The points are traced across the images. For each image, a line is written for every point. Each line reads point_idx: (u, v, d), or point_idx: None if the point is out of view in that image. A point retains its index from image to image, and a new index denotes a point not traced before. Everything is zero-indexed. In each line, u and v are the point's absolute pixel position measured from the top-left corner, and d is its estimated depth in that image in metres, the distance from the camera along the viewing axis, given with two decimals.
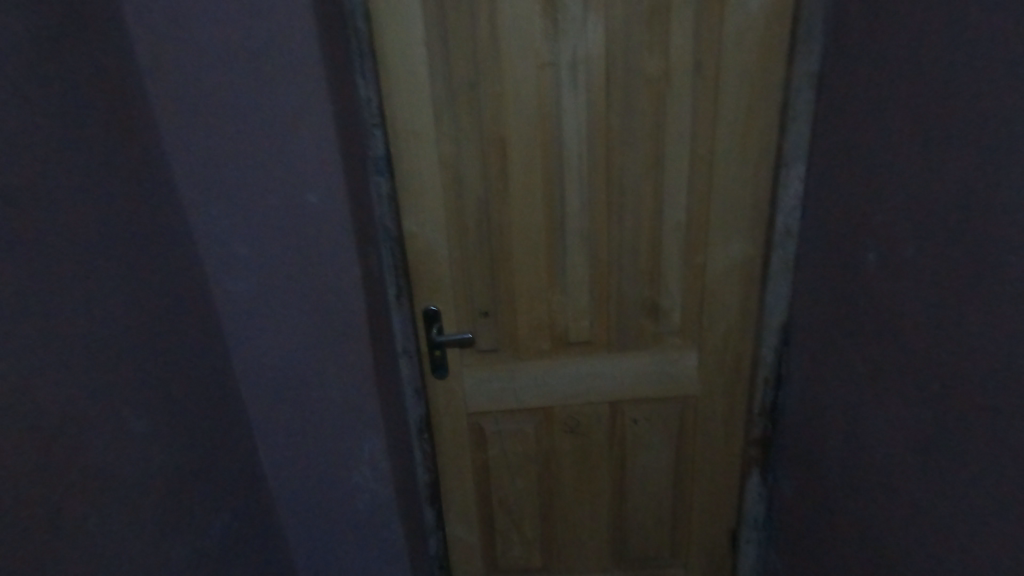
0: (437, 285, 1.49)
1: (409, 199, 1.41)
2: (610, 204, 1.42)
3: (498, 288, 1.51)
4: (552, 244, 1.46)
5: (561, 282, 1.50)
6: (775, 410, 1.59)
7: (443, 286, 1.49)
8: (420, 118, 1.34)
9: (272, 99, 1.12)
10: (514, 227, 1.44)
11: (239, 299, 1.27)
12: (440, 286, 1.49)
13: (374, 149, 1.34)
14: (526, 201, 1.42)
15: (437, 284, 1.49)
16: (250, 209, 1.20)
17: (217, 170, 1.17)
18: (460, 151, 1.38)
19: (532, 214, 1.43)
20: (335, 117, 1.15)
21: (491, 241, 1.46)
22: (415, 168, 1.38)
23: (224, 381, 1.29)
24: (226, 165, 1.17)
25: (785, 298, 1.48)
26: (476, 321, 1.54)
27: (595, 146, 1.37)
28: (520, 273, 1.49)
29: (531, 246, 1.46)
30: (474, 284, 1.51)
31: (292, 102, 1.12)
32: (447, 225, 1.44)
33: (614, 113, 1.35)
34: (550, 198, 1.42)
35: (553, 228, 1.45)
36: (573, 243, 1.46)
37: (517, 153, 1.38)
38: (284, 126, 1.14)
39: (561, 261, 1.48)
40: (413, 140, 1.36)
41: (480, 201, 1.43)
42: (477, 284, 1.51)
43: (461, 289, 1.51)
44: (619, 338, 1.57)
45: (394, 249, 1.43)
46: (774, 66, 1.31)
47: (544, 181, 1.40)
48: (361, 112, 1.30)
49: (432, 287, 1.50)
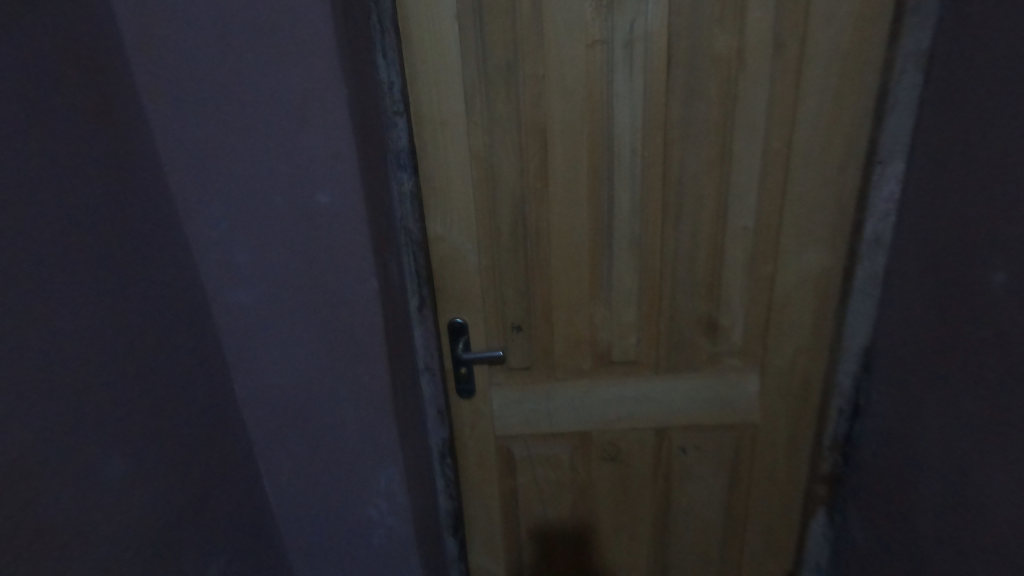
0: (465, 294, 1.32)
1: (436, 198, 1.23)
2: (666, 206, 1.23)
3: (534, 300, 1.34)
4: (597, 250, 1.28)
5: (606, 294, 1.32)
6: (849, 444, 1.38)
7: (472, 296, 1.33)
8: (451, 106, 1.16)
9: (277, 81, 0.93)
10: (554, 231, 1.27)
11: (240, 314, 1.10)
12: (469, 295, 1.33)
13: (398, 140, 1.17)
14: (569, 201, 1.24)
15: (466, 293, 1.32)
16: (251, 210, 1.02)
17: (215, 164, 0.99)
18: (494, 143, 1.20)
19: (576, 217, 1.25)
20: (348, 102, 0.96)
21: (527, 246, 1.29)
22: (443, 162, 1.21)
23: (227, 404, 1.13)
24: (224, 159, 0.98)
25: (870, 317, 1.27)
26: (507, 335, 1.37)
27: (652, 139, 1.18)
28: (560, 282, 1.31)
29: (574, 252, 1.28)
30: (508, 293, 1.33)
31: (298, 84, 0.93)
32: (478, 228, 1.27)
33: (675, 100, 1.15)
34: (597, 199, 1.24)
35: (599, 232, 1.26)
36: (621, 250, 1.27)
37: (561, 146, 1.19)
38: (288, 113, 0.95)
39: (606, 271, 1.30)
40: (441, 130, 1.18)
41: (517, 201, 1.25)
42: (510, 295, 1.33)
43: (492, 300, 1.34)
44: (670, 358, 1.38)
45: (419, 255, 1.25)
46: (871, 44, 1.10)
47: (591, 178, 1.22)
48: (384, 98, 1.13)
49: (459, 296, 1.33)
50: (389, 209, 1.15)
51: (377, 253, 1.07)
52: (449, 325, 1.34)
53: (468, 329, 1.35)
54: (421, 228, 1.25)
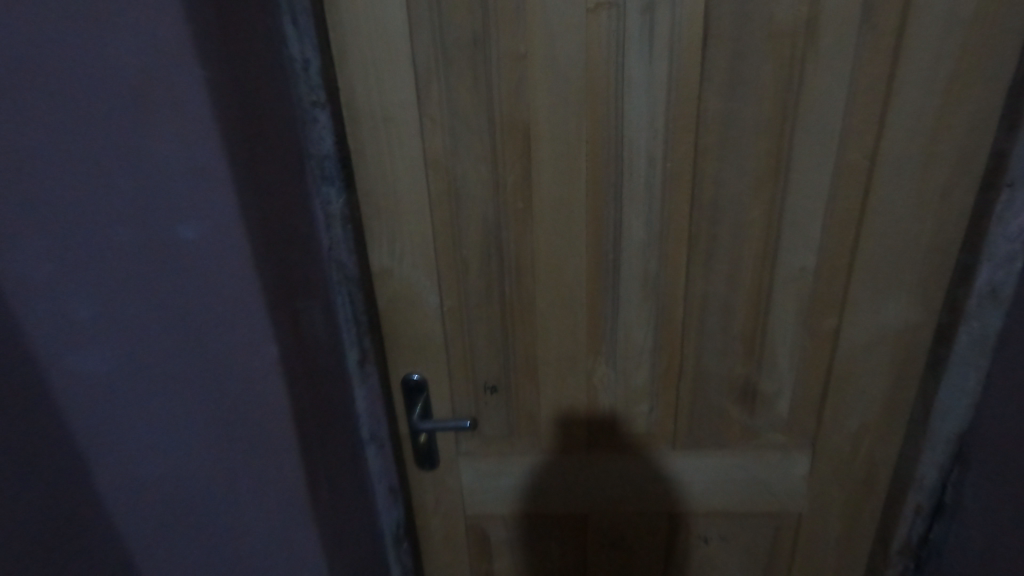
0: (423, 344, 1.01)
1: (381, 220, 0.92)
2: (694, 237, 0.90)
3: (513, 352, 1.02)
4: (597, 292, 0.95)
5: (608, 348, 0.99)
6: (925, 553, 1.03)
7: (432, 346, 1.01)
8: (396, 95, 0.84)
9: (103, 45, 0.55)
10: (540, 267, 0.94)
11: (97, 401, 0.68)
12: (428, 346, 1.01)
13: (320, 142, 0.83)
14: (561, 227, 0.91)
15: (423, 343, 1.01)
16: (78, 257, 0.62)
17: (16, 171, 0.57)
18: (458, 148, 0.87)
19: (571, 248, 0.92)
20: (214, 86, 0.59)
21: (504, 285, 0.96)
22: (388, 173, 0.89)
23: (82, 533, 0.68)
24: (32, 163, 0.58)
25: (971, 396, 0.91)
26: (478, 396, 1.05)
27: (679, 145, 0.84)
28: (548, 332, 0.99)
29: (566, 295, 0.96)
30: (478, 345, 1.01)
31: (128, 58, 0.56)
32: (438, 260, 0.95)
33: (713, 91, 0.81)
34: (599, 226, 0.90)
35: (600, 270, 0.93)
36: (630, 294, 0.94)
37: (550, 154, 0.86)
38: (118, 102, 0.57)
39: (609, 319, 0.97)
40: (384, 129, 0.86)
41: (490, 227, 0.92)
42: (481, 346, 1.01)
43: (459, 353, 1.02)
44: (691, 430, 1.05)
45: (357, 296, 0.93)
46: (1008, 11, 0.75)
47: (590, 198, 0.88)
48: (293, 80, 0.78)
49: (415, 347, 1.01)
50: (306, 239, 0.81)
51: (277, 311, 0.71)
52: (402, 382, 1.04)
53: (427, 388, 1.04)
54: (357, 255, 0.91)
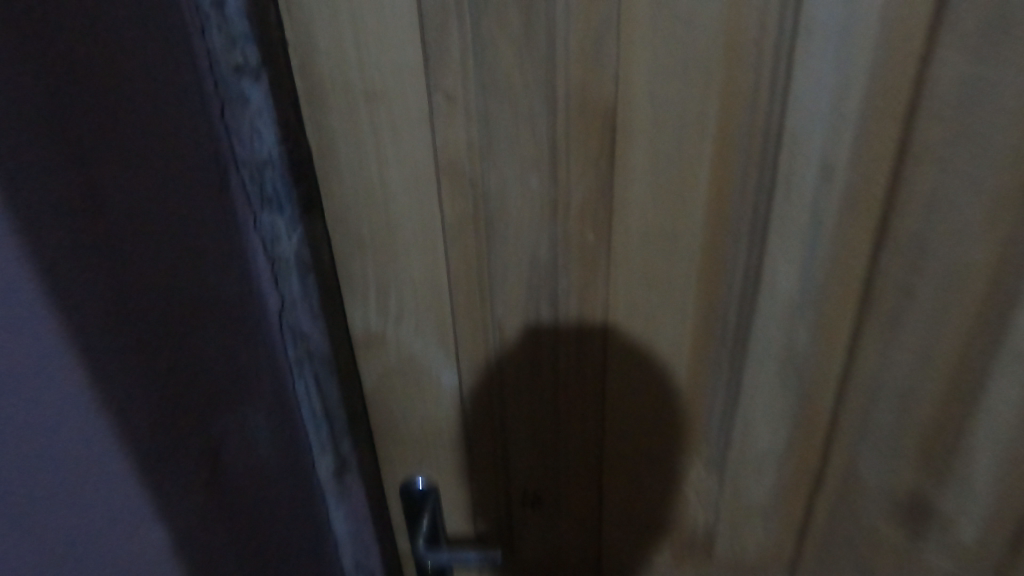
0: (433, 437, 0.67)
1: (366, 260, 0.57)
2: (875, 291, 0.55)
3: (567, 448, 0.68)
4: (702, 365, 0.62)
5: (711, 443, 0.67)
6: None
7: (444, 441, 0.67)
8: (388, 53, 0.48)
9: None
10: (617, 328, 0.61)
11: None
12: (439, 440, 0.67)
13: (257, 140, 0.47)
14: (654, 270, 0.57)
15: (432, 435, 0.67)
16: None
17: None
18: (493, 145, 0.51)
19: (666, 302, 0.59)
20: None
21: (558, 355, 0.62)
22: (376, 184, 0.53)
23: None
24: None
25: None
26: (511, 506, 0.72)
27: (873, 143, 0.49)
28: (623, 420, 0.66)
29: (654, 369, 0.63)
30: (513, 438, 0.67)
31: None
32: (456, 320, 0.60)
33: (958, 48, 0.45)
34: (719, 270, 0.56)
35: (711, 334, 0.60)
36: (756, 371, 0.61)
37: (648, 154, 0.52)
38: None
39: (716, 403, 0.64)
40: (368, 112, 0.50)
41: (540, 271, 0.57)
42: (518, 440, 0.68)
43: (485, 450, 0.68)
44: (824, 558, 0.72)
45: (329, 382, 0.58)
46: None
47: (709, 227, 0.54)
48: (189, 30, 0.43)
49: (419, 441, 0.67)
50: (234, 307, 0.48)
51: (169, 451, 0.39)
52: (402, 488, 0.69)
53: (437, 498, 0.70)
54: (326, 319, 0.56)
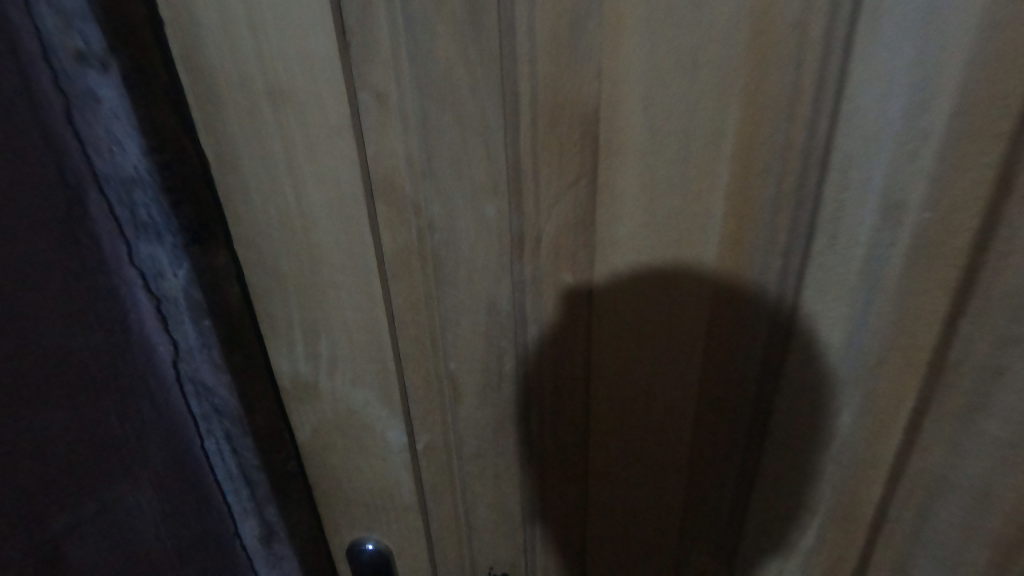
0: (382, 503, 0.55)
1: (287, 298, 0.44)
2: (953, 379, 0.40)
3: (541, 531, 0.55)
4: (712, 451, 0.47)
5: (716, 548, 0.51)
6: None
7: (395, 509, 0.55)
8: (293, 39, 0.35)
9: None
10: (601, 394, 0.47)
11: None
12: (389, 508, 0.55)
13: (119, 153, 0.36)
14: (648, 328, 0.43)
15: (380, 502, 0.55)
16: None
17: None
18: (437, 161, 0.39)
19: (664, 370, 0.45)
20: None
21: (530, 420, 0.49)
22: (290, 205, 0.40)
23: None
24: None
25: None
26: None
27: (959, 175, 0.34)
28: (610, 507, 0.52)
29: (649, 448, 0.49)
30: (477, 513, 0.55)
31: None
32: (404, 371, 0.48)
33: None
34: (737, 331, 0.42)
35: (724, 413, 0.45)
36: (778, 462, 0.46)
37: (641, 178, 0.39)
38: None
39: (727, 502, 0.49)
40: (273, 112, 0.37)
41: (504, 320, 0.45)
42: (482, 515, 0.55)
43: (444, 521, 0.56)
44: None
45: (242, 443, 0.48)
46: None
47: (722, 275, 0.40)
48: (10, 6, 0.32)
49: (365, 507, 0.55)
50: (93, 363, 0.39)
51: None
52: (349, 552, 0.57)
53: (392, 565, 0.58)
54: (234, 372, 0.45)
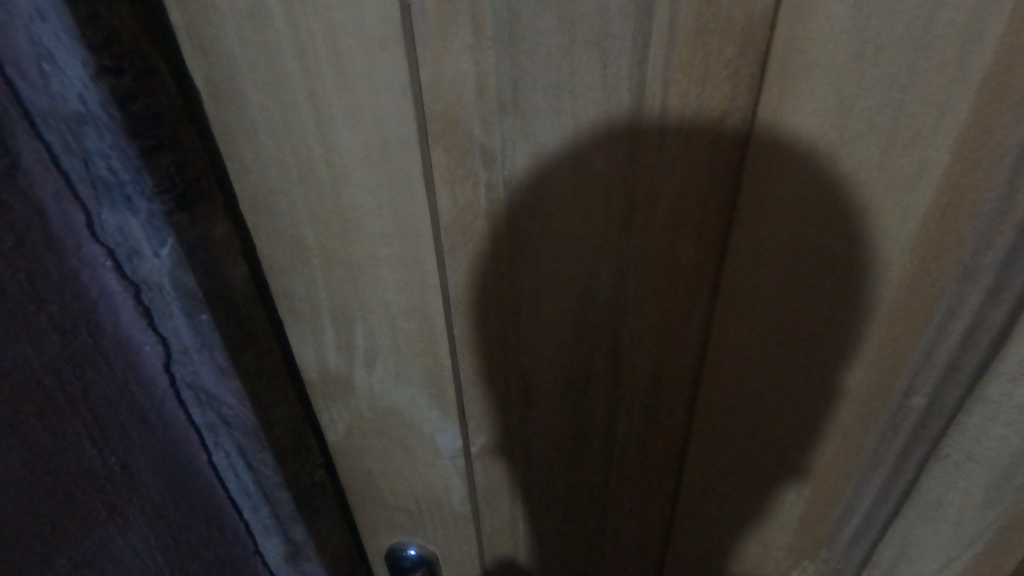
0: (427, 512, 0.45)
1: (312, 276, 0.34)
2: None
3: (616, 539, 0.46)
4: (849, 468, 0.37)
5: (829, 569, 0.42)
6: None
7: (444, 519, 0.45)
8: None
9: None
10: (710, 401, 0.36)
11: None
12: (436, 519, 0.45)
13: (55, 75, 0.24)
14: (794, 319, 0.31)
15: (425, 512, 0.45)
16: None
17: None
18: (524, 87, 0.27)
19: (809, 374, 0.33)
20: None
21: (614, 421, 0.39)
22: (314, 152, 0.29)
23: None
24: None
25: None
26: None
27: None
28: (703, 528, 0.42)
29: (766, 473, 0.37)
30: (540, 523, 0.45)
31: None
32: (460, 369, 0.37)
33: None
34: (919, 324, 0.31)
35: (876, 427, 0.35)
36: (948, 485, 0.36)
37: (828, 110, 0.26)
38: None
39: (850, 520, 0.39)
40: (286, 12, 0.25)
41: (599, 300, 0.34)
42: (543, 526, 0.46)
43: (500, 532, 0.46)
44: None
45: (260, 459, 0.38)
46: None
47: (917, 249, 0.29)
48: None
49: (406, 515, 0.45)
50: (50, 378, 0.30)
51: None
52: (389, 559, 0.47)
53: (438, 575, 0.49)
54: (246, 370, 0.34)
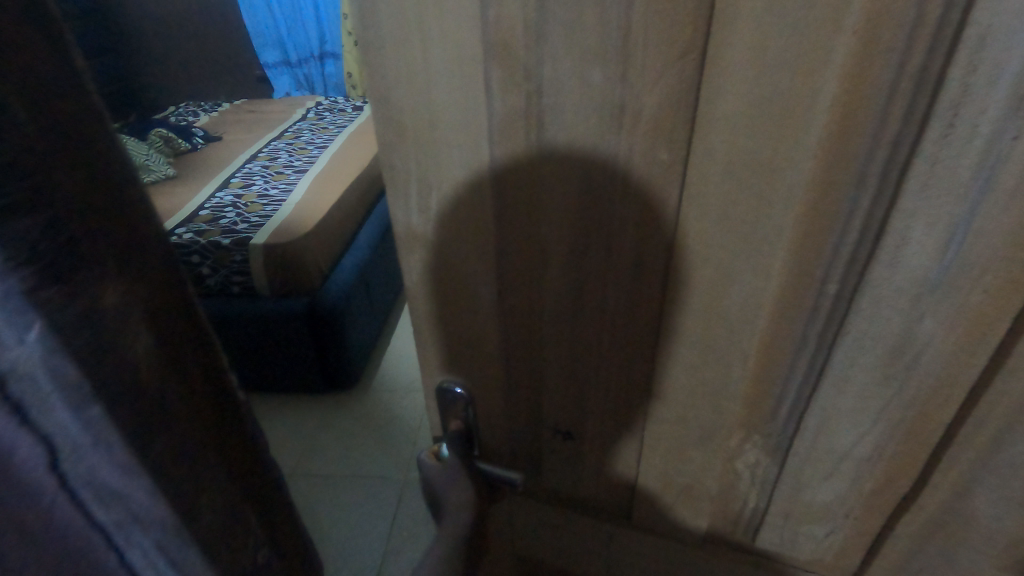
0: (468, 359, 0.51)
1: (407, 152, 0.40)
2: None
3: (601, 409, 0.52)
4: (780, 351, 0.44)
5: (770, 445, 0.50)
6: None
7: (482, 368, 0.51)
8: None
9: None
10: (676, 300, 0.43)
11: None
12: (476, 369, 0.51)
13: None
14: (743, 196, 0.37)
15: (468, 360, 0.51)
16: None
17: None
18: (549, 15, 0.33)
19: (751, 243, 0.39)
20: None
21: (601, 299, 0.44)
22: (414, 44, 0.35)
23: None
24: None
25: None
26: (542, 455, 0.58)
27: None
28: (670, 393, 0.49)
29: (713, 357, 0.45)
30: (543, 399, 0.53)
31: None
32: (502, 235, 0.43)
33: None
34: (830, 215, 0.37)
35: (803, 310, 0.41)
36: (852, 363, 0.42)
37: (747, 45, 0.32)
38: None
39: (786, 401, 0.47)
40: None
41: (595, 184, 0.39)
42: (542, 400, 0.53)
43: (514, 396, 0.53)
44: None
45: (186, 559, 0.29)
46: None
47: (820, 158, 0.35)
48: None
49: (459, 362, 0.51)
50: None
51: None
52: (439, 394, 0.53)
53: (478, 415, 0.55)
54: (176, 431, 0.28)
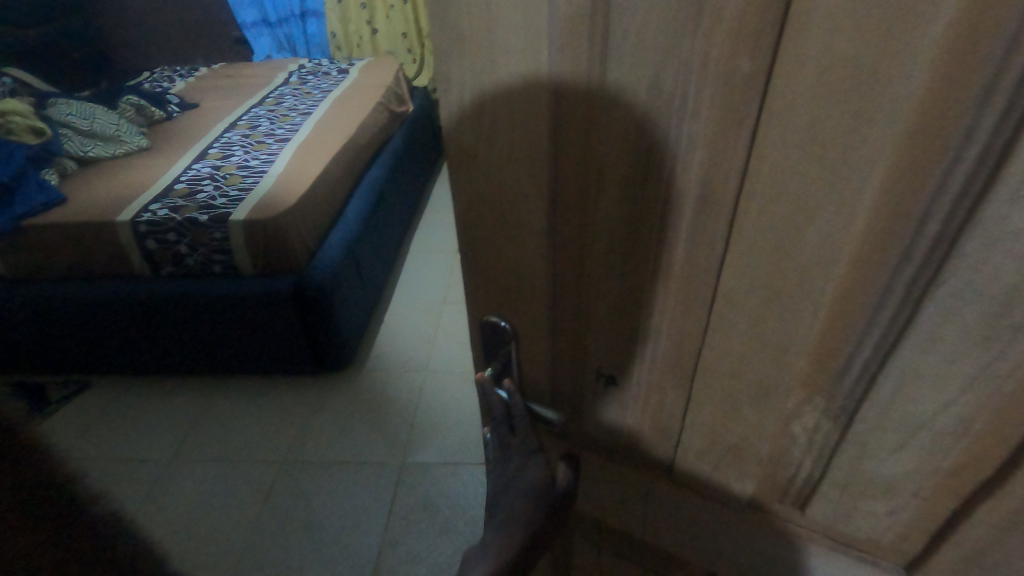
0: (509, 293, 0.47)
1: (463, 64, 0.35)
2: None
3: (650, 357, 0.46)
4: (855, 304, 0.33)
5: (835, 410, 0.39)
6: None
7: (529, 306, 0.47)
8: None
9: None
10: (738, 250, 0.36)
11: None
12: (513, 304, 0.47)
13: None
14: (845, 121, 0.28)
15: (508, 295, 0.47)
16: None
17: None
18: None
19: (843, 184, 0.29)
20: None
21: (660, 232, 0.38)
22: None
23: None
24: None
25: None
26: (584, 402, 0.53)
27: None
28: (729, 356, 0.41)
29: (781, 322, 0.37)
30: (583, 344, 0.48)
31: None
32: (557, 158, 0.37)
33: None
34: (934, 147, 0.26)
35: (889, 256, 0.30)
36: (946, 322, 0.31)
37: None
38: None
39: (858, 358, 0.36)
40: None
41: (668, 96, 0.32)
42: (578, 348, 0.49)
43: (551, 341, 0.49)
44: None
45: None
46: None
47: (940, 75, 0.24)
48: None
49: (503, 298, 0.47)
50: None
51: None
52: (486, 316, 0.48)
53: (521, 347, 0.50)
54: None
